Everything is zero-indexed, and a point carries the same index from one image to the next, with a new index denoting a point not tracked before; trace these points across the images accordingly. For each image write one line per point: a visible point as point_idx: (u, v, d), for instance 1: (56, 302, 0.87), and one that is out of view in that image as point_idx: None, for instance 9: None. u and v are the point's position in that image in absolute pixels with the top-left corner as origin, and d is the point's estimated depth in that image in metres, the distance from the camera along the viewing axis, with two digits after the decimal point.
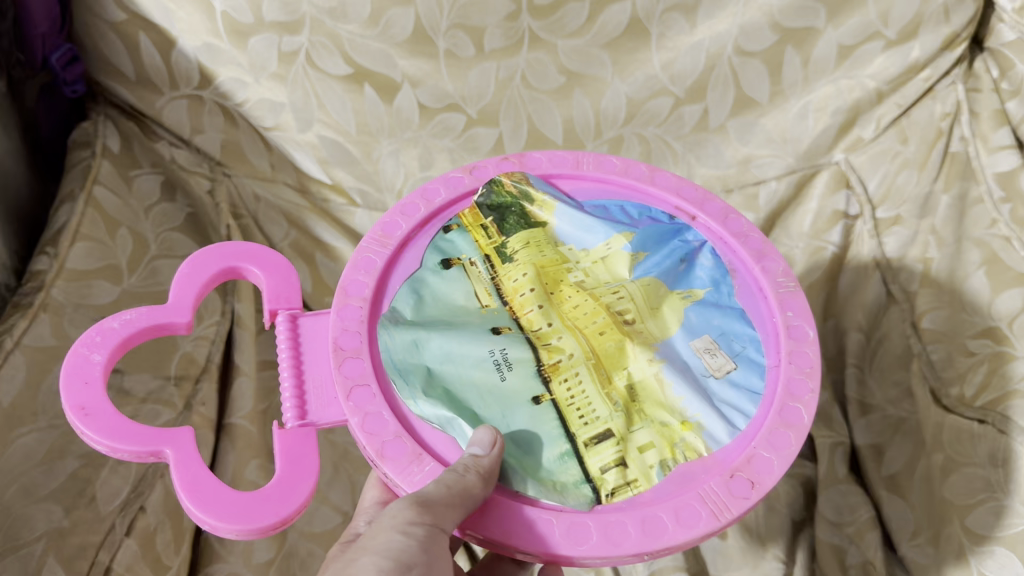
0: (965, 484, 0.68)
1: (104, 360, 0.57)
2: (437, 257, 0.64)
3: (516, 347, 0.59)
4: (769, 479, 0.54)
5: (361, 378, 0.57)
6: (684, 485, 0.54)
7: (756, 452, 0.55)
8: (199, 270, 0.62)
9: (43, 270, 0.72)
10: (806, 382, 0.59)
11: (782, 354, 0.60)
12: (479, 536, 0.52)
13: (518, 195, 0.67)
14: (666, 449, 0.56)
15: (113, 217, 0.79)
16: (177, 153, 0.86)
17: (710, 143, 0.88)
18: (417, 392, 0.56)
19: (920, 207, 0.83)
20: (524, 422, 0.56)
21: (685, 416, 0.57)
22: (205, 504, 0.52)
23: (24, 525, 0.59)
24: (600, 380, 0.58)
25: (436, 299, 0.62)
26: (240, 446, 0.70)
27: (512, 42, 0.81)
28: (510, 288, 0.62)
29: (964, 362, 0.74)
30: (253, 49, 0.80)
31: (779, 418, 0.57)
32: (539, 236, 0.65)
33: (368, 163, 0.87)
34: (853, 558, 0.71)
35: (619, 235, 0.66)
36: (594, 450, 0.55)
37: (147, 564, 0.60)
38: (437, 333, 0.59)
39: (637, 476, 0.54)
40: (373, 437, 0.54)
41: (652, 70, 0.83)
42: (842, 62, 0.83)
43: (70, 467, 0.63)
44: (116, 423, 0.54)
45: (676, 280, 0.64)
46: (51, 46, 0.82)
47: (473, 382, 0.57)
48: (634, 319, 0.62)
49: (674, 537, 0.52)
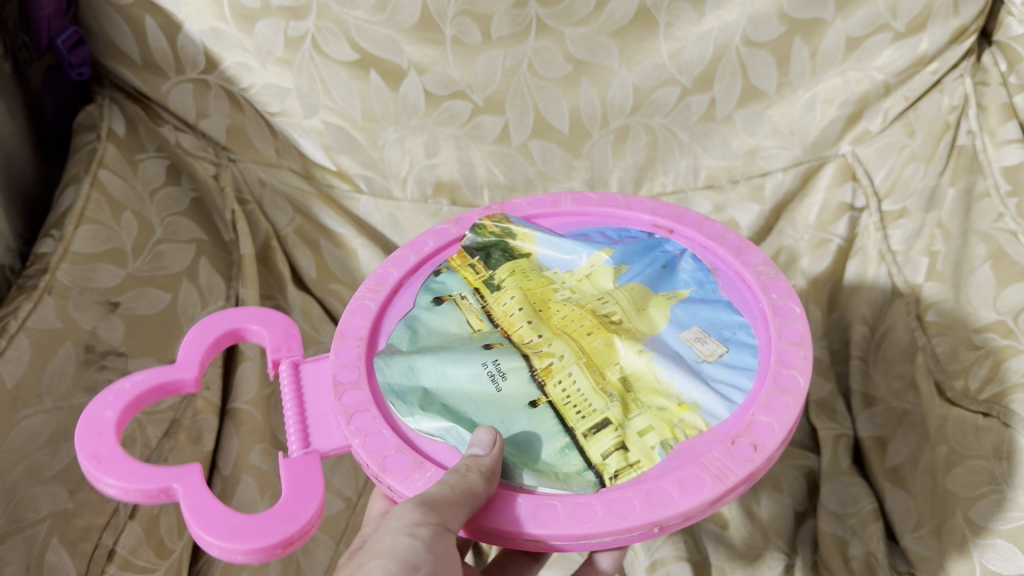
0: (970, 475, 0.67)
1: (117, 416, 0.55)
2: (428, 296, 0.65)
3: (508, 358, 0.59)
4: (772, 442, 0.53)
5: (361, 405, 0.57)
6: (687, 459, 0.53)
7: (755, 418, 0.55)
8: (207, 330, 0.62)
9: (47, 253, 0.72)
10: (797, 351, 0.58)
11: (772, 331, 0.60)
12: (484, 529, 0.51)
13: (501, 233, 0.69)
14: (667, 430, 0.55)
15: (118, 200, 0.78)
16: (183, 138, 0.86)
17: (717, 134, 0.87)
18: (415, 408, 0.56)
19: (926, 200, 0.83)
20: (522, 425, 0.56)
21: (682, 398, 0.57)
22: (219, 529, 0.50)
23: (28, 505, 0.58)
24: (594, 376, 0.58)
25: (431, 331, 0.63)
26: (244, 430, 0.70)
27: (519, 29, 0.81)
28: (500, 312, 0.63)
29: (969, 355, 0.74)
30: (259, 33, 0.80)
31: (775, 385, 0.56)
32: (523, 265, 0.67)
33: (373, 149, 0.87)
34: (856, 549, 0.70)
35: (600, 252, 0.67)
36: (593, 439, 0.55)
37: (150, 548, 0.60)
38: (431, 355, 0.59)
39: (639, 458, 0.54)
40: (374, 455, 0.54)
41: (660, 60, 0.83)
42: (850, 53, 0.82)
43: (74, 449, 0.63)
44: (130, 468, 0.53)
45: (661, 283, 0.65)
46: (57, 28, 0.81)
47: (469, 395, 0.57)
48: (621, 319, 0.62)
49: (680, 504, 0.50)
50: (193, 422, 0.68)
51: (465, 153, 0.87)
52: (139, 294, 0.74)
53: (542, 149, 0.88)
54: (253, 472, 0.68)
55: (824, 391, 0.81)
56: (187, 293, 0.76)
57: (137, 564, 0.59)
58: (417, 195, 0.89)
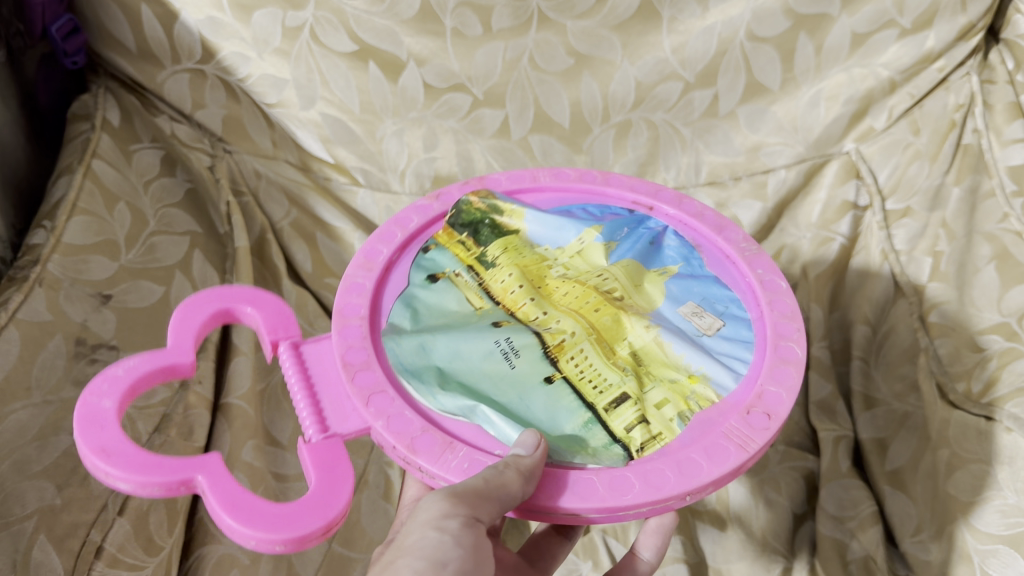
0: (971, 480, 0.67)
1: (116, 406, 0.52)
2: (422, 275, 0.63)
3: (518, 336, 0.58)
4: (784, 410, 0.54)
5: (377, 386, 0.54)
6: (705, 431, 0.53)
7: (765, 388, 0.55)
8: (195, 311, 0.59)
9: (39, 245, 0.71)
10: (791, 324, 0.59)
11: (763, 305, 0.61)
12: (523, 507, 0.49)
13: (487, 210, 0.67)
14: (681, 402, 0.55)
15: (112, 190, 0.77)
16: (177, 128, 0.85)
17: (719, 130, 0.86)
18: (434, 388, 0.55)
19: (931, 200, 0.82)
20: (542, 403, 0.54)
21: (691, 370, 0.57)
22: (248, 519, 0.48)
23: (15, 501, 0.57)
24: (605, 351, 0.58)
25: (431, 310, 0.61)
26: (236, 426, 0.69)
27: (520, 21, 0.80)
28: (499, 289, 0.62)
29: (972, 358, 0.73)
30: (257, 22, 0.79)
31: (777, 356, 0.57)
32: (514, 240, 0.66)
33: (371, 142, 0.86)
34: (854, 553, 0.69)
35: (589, 230, 0.67)
36: (614, 413, 0.54)
37: (139, 545, 0.59)
38: (441, 335, 0.58)
39: (661, 430, 0.53)
40: (401, 435, 0.52)
41: (663, 54, 0.82)
42: (855, 50, 0.81)
43: (63, 443, 0.61)
44: (142, 460, 0.49)
45: (650, 259, 0.65)
46: (51, 16, 0.80)
47: (485, 373, 0.56)
48: (622, 295, 0.62)
49: (711, 474, 0.50)
50: (184, 417, 0.67)
51: (464, 147, 0.87)
52: (131, 287, 0.73)
53: (541, 143, 0.87)
54: (245, 468, 0.67)
55: (824, 391, 0.80)
56: (181, 286, 0.75)
57: (126, 562, 0.58)
58: (415, 188, 0.88)
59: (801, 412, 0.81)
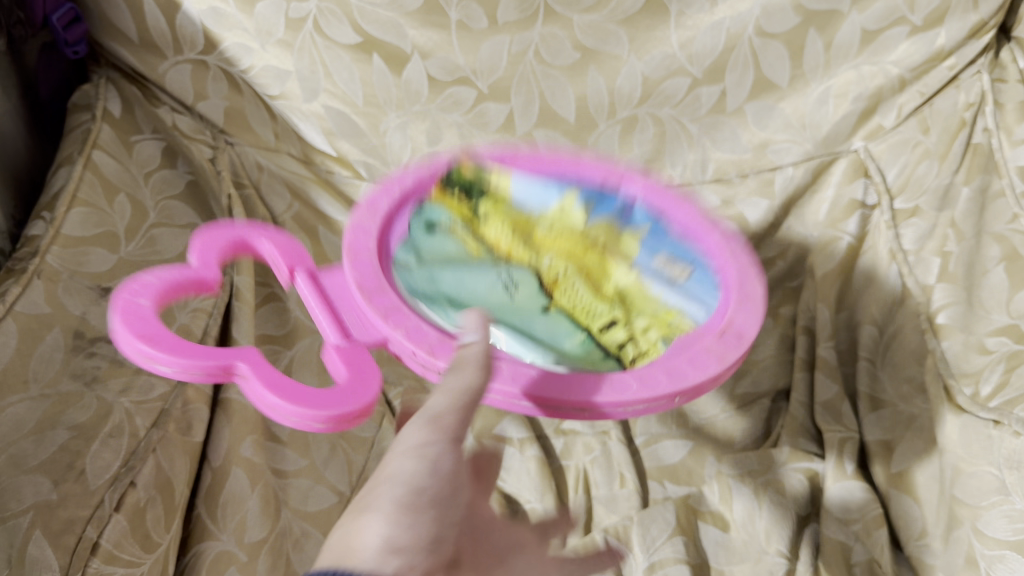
0: (978, 484, 0.66)
1: (151, 305, 0.49)
2: (419, 221, 0.64)
3: (518, 271, 0.63)
4: (754, 330, 0.56)
5: (394, 305, 0.53)
6: (686, 344, 0.55)
7: (737, 311, 0.57)
8: (212, 241, 0.56)
9: (37, 236, 0.70)
10: (746, 251, 0.63)
11: (722, 235, 0.64)
12: (533, 401, 0.49)
13: (471, 170, 0.68)
14: (663, 327, 0.59)
15: (113, 182, 0.76)
16: (179, 119, 0.83)
17: (727, 126, 0.85)
18: (443, 308, 0.56)
19: (939, 200, 0.82)
20: (543, 327, 0.58)
21: (667, 305, 0.61)
22: (293, 397, 0.44)
23: (11, 496, 0.56)
24: (592, 287, 0.62)
25: (430, 252, 0.62)
26: (236, 421, 0.68)
27: (526, 15, 0.79)
28: (493, 239, 0.65)
29: (981, 359, 0.72)
30: (260, 13, 0.79)
31: (744, 279, 0.60)
32: (502, 202, 0.68)
33: (374, 135, 0.86)
34: (859, 556, 0.69)
35: (569, 189, 0.68)
36: (606, 334, 0.58)
37: (136, 541, 0.58)
38: (446, 269, 0.61)
39: (648, 347, 0.57)
40: (420, 344, 0.50)
41: (670, 49, 0.81)
42: (865, 47, 0.80)
43: (59, 439, 0.59)
44: (182, 347, 0.46)
45: (625, 215, 0.68)
46: (52, 5, 0.79)
47: (487, 299, 0.59)
48: (602, 242, 0.66)
49: (699, 376, 0.51)
50: (182, 413, 0.66)
51: (469, 141, 0.86)
52: (131, 280, 0.72)
53: (547, 138, 0.87)
54: (243, 464, 0.67)
55: (829, 391, 0.80)
56: None
57: (123, 559, 0.57)
58: None
59: (806, 411, 0.80)
